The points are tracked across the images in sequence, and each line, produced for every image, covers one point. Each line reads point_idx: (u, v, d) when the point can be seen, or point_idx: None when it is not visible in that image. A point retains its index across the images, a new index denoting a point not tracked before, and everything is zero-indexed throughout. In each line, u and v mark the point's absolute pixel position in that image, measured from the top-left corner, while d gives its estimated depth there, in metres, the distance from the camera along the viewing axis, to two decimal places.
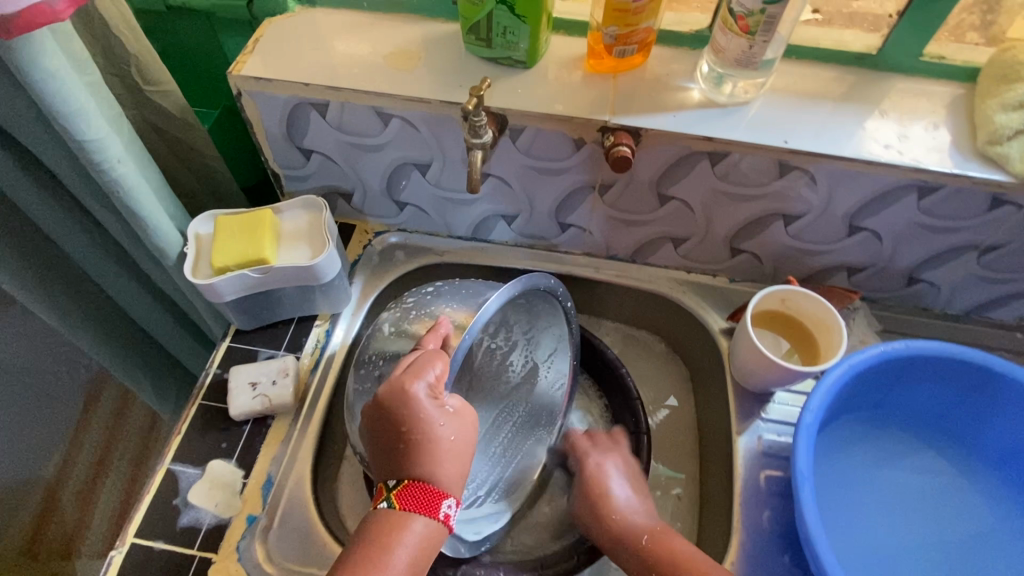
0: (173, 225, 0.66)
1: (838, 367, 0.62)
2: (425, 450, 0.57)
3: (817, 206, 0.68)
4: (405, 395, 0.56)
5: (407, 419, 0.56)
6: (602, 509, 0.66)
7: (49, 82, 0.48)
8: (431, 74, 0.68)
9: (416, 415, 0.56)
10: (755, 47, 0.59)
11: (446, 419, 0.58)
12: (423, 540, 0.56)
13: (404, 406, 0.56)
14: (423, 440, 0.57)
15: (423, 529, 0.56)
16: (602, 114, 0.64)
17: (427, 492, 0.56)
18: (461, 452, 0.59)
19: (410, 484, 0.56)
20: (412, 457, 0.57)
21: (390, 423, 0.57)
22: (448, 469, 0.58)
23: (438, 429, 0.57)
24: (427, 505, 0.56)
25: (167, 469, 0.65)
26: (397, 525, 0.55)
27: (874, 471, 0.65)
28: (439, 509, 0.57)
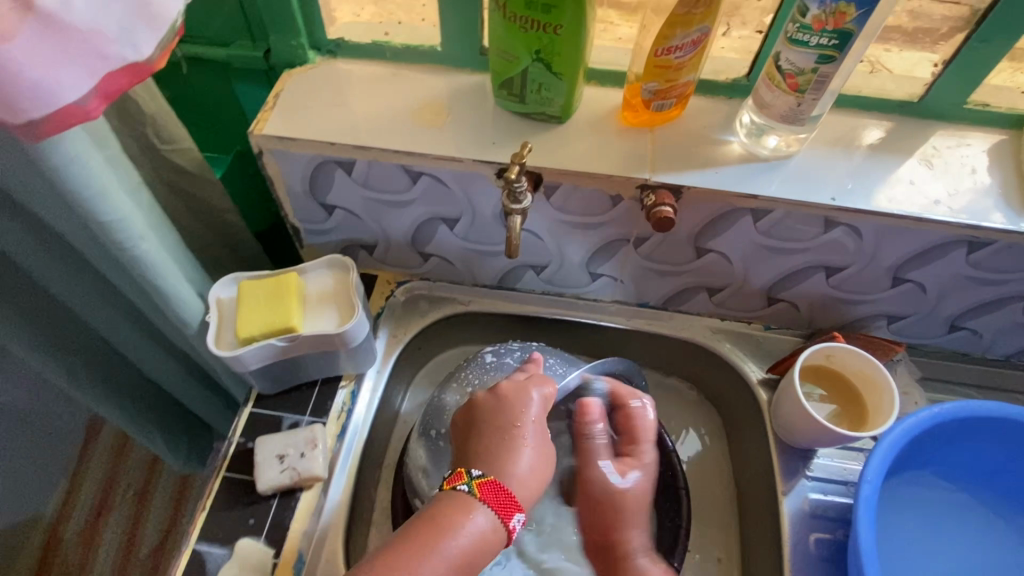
0: (192, 292, 0.63)
1: (892, 432, 0.60)
2: (514, 450, 0.60)
3: (861, 258, 0.66)
4: (524, 391, 0.64)
5: (517, 416, 0.62)
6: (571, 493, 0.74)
7: (72, 165, 0.45)
8: (461, 130, 0.65)
9: (524, 408, 0.62)
10: (803, 105, 0.58)
11: (540, 431, 0.62)
12: (478, 545, 0.53)
13: (518, 399, 0.63)
14: (516, 440, 0.60)
15: (487, 530, 0.54)
16: (643, 171, 0.62)
17: (508, 495, 0.56)
18: (539, 470, 0.60)
19: (494, 480, 0.57)
20: (499, 455, 0.59)
21: (498, 417, 0.62)
22: (526, 479, 0.59)
23: (530, 437, 0.61)
24: (502, 505, 0.55)
25: (192, 549, 0.62)
26: (466, 515, 0.54)
27: (923, 534, 0.63)
28: (510, 519, 0.56)
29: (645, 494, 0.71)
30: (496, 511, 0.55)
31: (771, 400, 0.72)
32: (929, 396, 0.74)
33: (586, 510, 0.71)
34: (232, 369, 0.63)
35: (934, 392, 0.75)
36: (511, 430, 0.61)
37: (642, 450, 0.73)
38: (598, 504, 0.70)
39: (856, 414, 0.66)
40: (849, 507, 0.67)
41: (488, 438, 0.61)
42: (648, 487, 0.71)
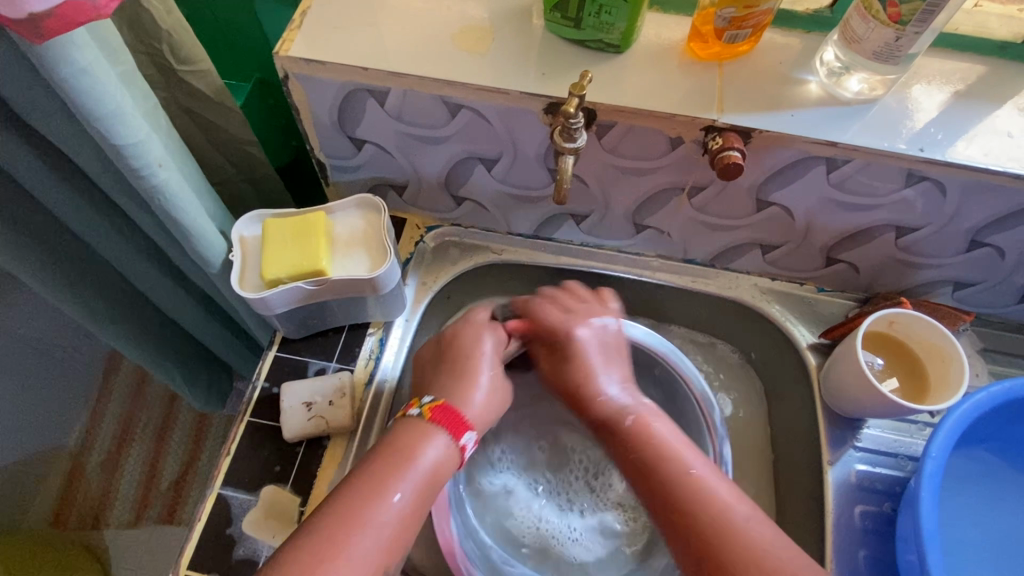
0: (215, 229, 0.59)
1: (960, 405, 0.56)
2: (467, 383, 0.59)
3: (939, 218, 0.61)
4: (479, 333, 0.63)
5: (466, 351, 0.61)
6: (642, 446, 0.57)
7: (81, 79, 0.40)
8: (507, 57, 0.59)
9: (476, 346, 0.62)
10: (903, 39, 0.51)
11: (496, 369, 0.61)
12: (439, 464, 0.53)
13: (468, 339, 0.62)
14: (469, 375, 0.59)
15: (442, 451, 0.54)
16: (709, 111, 0.56)
17: (458, 413, 0.56)
18: (494, 404, 0.60)
19: (444, 404, 0.56)
20: (456, 387, 0.58)
21: (448, 349, 0.62)
22: (479, 409, 0.58)
23: (485, 374, 0.60)
24: (451, 423, 0.55)
25: (217, 494, 0.60)
26: (426, 435, 0.54)
27: (980, 513, 0.60)
28: (461, 436, 0.55)
29: (598, 356, 0.64)
30: (448, 433, 0.54)
31: (823, 366, 0.68)
32: (992, 370, 0.70)
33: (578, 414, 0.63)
34: (257, 311, 0.60)
35: (999, 365, 0.70)
36: (466, 369, 0.59)
37: (570, 347, 0.64)
38: (576, 397, 0.63)
39: (916, 386, 0.62)
40: (897, 480, 0.64)
41: (437, 377, 0.60)
42: (591, 352, 0.64)
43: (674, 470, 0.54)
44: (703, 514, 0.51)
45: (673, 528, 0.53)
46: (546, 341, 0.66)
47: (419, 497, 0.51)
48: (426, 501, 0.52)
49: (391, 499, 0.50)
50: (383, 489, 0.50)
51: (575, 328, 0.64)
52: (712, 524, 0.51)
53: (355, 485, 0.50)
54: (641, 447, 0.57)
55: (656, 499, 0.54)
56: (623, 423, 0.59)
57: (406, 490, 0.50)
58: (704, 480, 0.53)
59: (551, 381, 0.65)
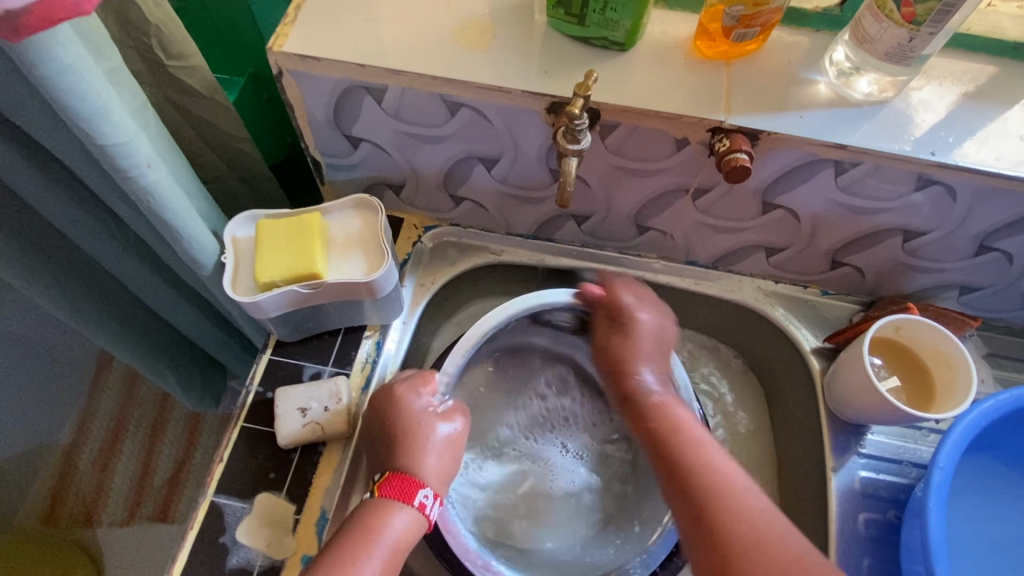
0: (207, 230, 0.57)
1: (966, 416, 0.56)
2: (411, 445, 0.57)
3: (948, 222, 0.59)
4: (402, 394, 0.59)
5: (399, 410, 0.58)
6: (676, 430, 0.56)
7: (64, 77, 0.38)
8: (508, 55, 0.57)
9: (408, 409, 0.58)
10: (916, 40, 0.49)
11: (445, 420, 0.59)
12: (403, 535, 0.53)
13: (401, 405, 0.59)
14: (412, 438, 0.57)
15: (400, 525, 0.53)
16: (716, 111, 0.54)
17: (405, 478, 0.55)
18: (449, 451, 0.58)
19: (389, 475, 0.55)
20: (405, 448, 0.57)
21: (380, 416, 0.59)
22: (435, 463, 0.57)
23: (434, 429, 0.58)
24: (403, 491, 0.54)
25: (210, 502, 0.59)
26: (383, 514, 0.54)
27: (983, 525, 0.59)
28: (415, 498, 0.55)
29: (651, 345, 0.62)
30: (400, 503, 0.54)
31: (827, 371, 0.68)
32: (997, 375, 0.69)
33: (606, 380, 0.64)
34: (250, 315, 0.58)
35: (1003, 370, 0.69)
36: (407, 433, 0.57)
37: (628, 327, 0.63)
38: (615, 370, 0.62)
39: (922, 393, 0.61)
40: (901, 488, 0.63)
41: (382, 439, 0.58)
42: (645, 338, 0.62)
43: (691, 449, 0.54)
44: (713, 482, 0.51)
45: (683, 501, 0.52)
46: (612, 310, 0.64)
47: (387, 571, 0.52)
48: (394, 573, 0.52)
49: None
50: (349, 571, 0.50)
51: (636, 309, 0.63)
52: (725, 501, 0.50)
53: (319, 573, 0.50)
54: (671, 422, 0.56)
55: (669, 469, 0.54)
56: (648, 399, 0.59)
57: (374, 565, 0.51)
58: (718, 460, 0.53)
59: (598, 353, 0.65)
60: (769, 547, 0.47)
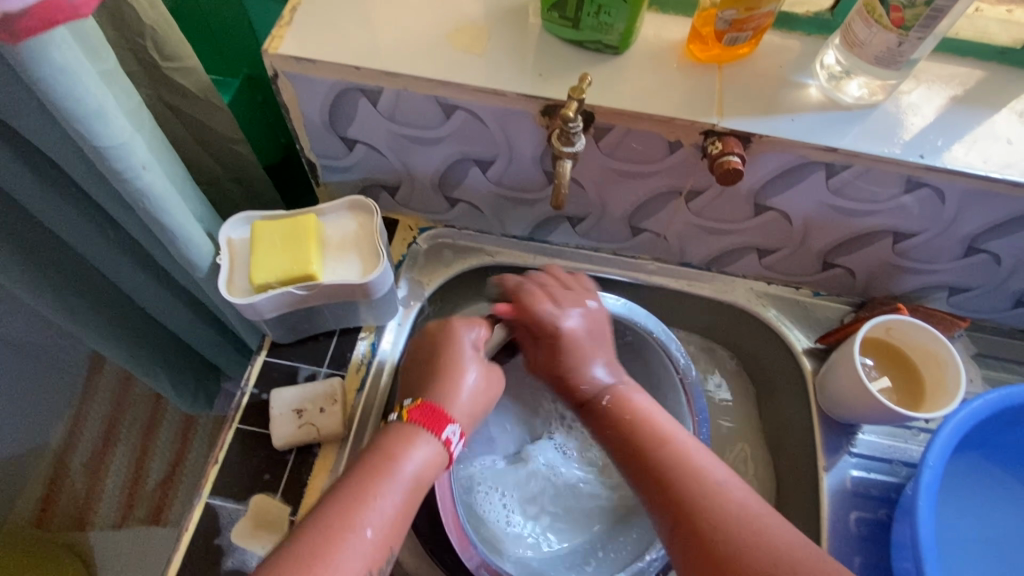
0: (202, 232, 0.57)
1: (959, 412, 0.56)
2: (448, 380, 0.57)
3: (938, 223, 0.60)
4: (453, 330, 0.61)
5: (446, 346, 0.59)
6: (639, 428, 0.56)
7: (60, 79, 0.38)
8: (503, 58, 0.57)
9: (455, 345, 0.60)
10: (905, 45, 0.50)
11: (478, 362, 0.60)
12: (424, 467, 0.52)
13: (448, 341, 0.60)
14: (451, 374, 0.58)
15: (425, 456, 0.52)
16: (709, 115, 0.55)
17: (437, 410, 0.55)
18: (479, 396, 0.59)
19: (422, 403, 0.55)
20: (440, 385, 0.57)
21: (426, 352, 0.60)
22: (465, 402, 0.57)
23: (469, 368, 0.59)
24: (434, 421, 0.54)
25: (205, 504, 0.59)
26: (410, 439, 0.53)
27: (972, 524, 0.60)
28: (443, 432, 0.54)
29: (589, 337, 0.62)
30: (428, 429, 0.54)
31: (819, 371, 0.68)
32: (986, 375, 0.70)
33: (559, 394, 0.63)
34: (245, 316, 0.58)
35: (992, 370, 0.70)
36: (449, 366, 0.58)
37: (557, 344, 0.61)
38: (562, 380, 0.62)
39: (912, 393, 0.62)
40: (892, 486, 0.64)
41: (421, 376, 0.59)
42: (581, 341, 0.62)
43: (666, 454, 0.53)
44: (692, 484, 0.51)
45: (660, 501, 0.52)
46: (528, 327, 0.63)
47: (407, 498, 0.50)
48: (411, 506, 0.51)
49: (381, 505, 0.48)
50: (371, 494, 0.48)
51: (562, 316, 0.62)
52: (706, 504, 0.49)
53: (340, 493, 0.48)
54: (634, 421, 0.56)
55: (646, 475, 0.53)
56: (601, 403, 0.59)
57: (395, 489, 0.49)
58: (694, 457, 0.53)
59: (535, 365, 0.65)
60: (756, 549, 0.46)
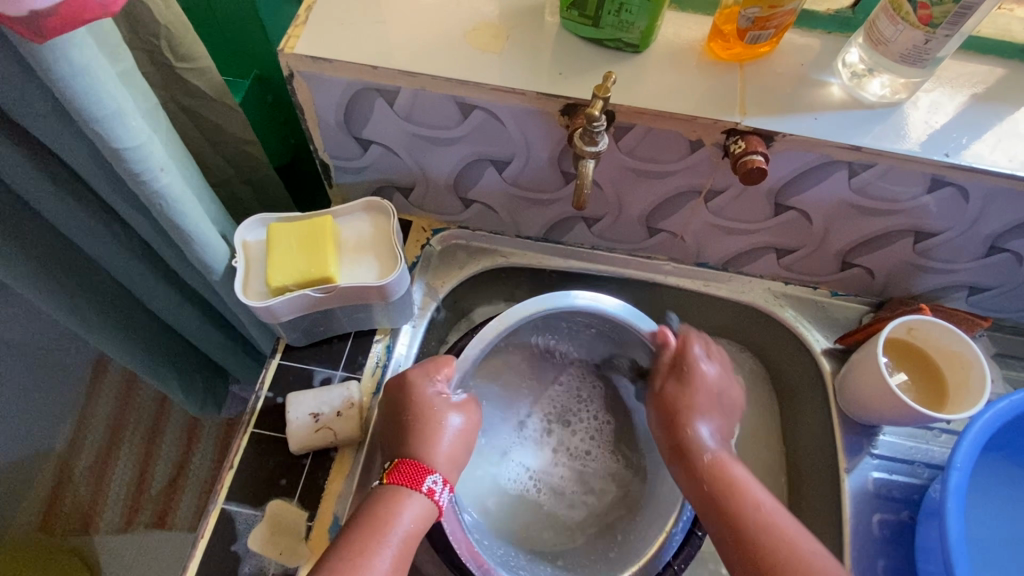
0: (217, 234, 0.56)
1: (980, 417, 0.55)
2: (419, 430, 0.57)
3: (960, 223, 0.60)
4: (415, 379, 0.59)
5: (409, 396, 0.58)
6: (732, 500, 0.55)
7: (80, 78, 0.38)
8: (521, 57, 0.57)
9: (419, 395, 0.58)
10: (932, 42, 0.49)
11: (453, 408, 0.59)
12: (411, 524, 0.53)
13: (412, 393, 0.59)
14: (421, 426, 0.57)
15: (411, 517, 0.53)
16: (731, 113, 0.54)
17: (412, 466, 0.55)
18: (459, 439, 0.59)
19: (397, 463, 0.56)
20: (414, 441, 0.57)
21: (393, 402, 0.59)
22: (441, 454, 0.57)
23: (443, 418, 0.58)
24: (410, 479, 0.54)
25: (220, 510, 0.58)
26: (391, 503, 0.53)
27: (998, 527, 0.59)
28: (423, 484, 0.55)
29: (716, 391, 0.63)
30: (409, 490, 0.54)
31: (838, 372, 0.68)
32: (1005, 375, 0.69)
33: (660, 433, 0.63)
34: (261, 319, 0.57)
35: (1012, 370, 0.70)
36: (415, 415, 0.57)
37: (687, 374, 0.63)
38: (671, 421, 0.62)
39: (935, 394, 0.61)
40: (914, 488, 0.64)
41: (395, 426, 0.58)
42: (707, 387, 0.63)
43: (754, 517, 0.54)
44: (782, 553, 0.51)
45: (738, 553, 0.53)
46: (679, 362, 0.64)
47: (398, 558, 0.52)
48: (404, 563, 0.52)
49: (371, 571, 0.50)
50: (360, 564, 0.50)
51: (701, 363, 0.64)
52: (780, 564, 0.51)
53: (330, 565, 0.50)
54: (724, 487, 0.56)
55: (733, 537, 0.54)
56: (704, 457, 0.59)
57: (384, 555, 0.51)
58: (773, 519, 0.54)
59: (653, 398, 0.65)
60: None
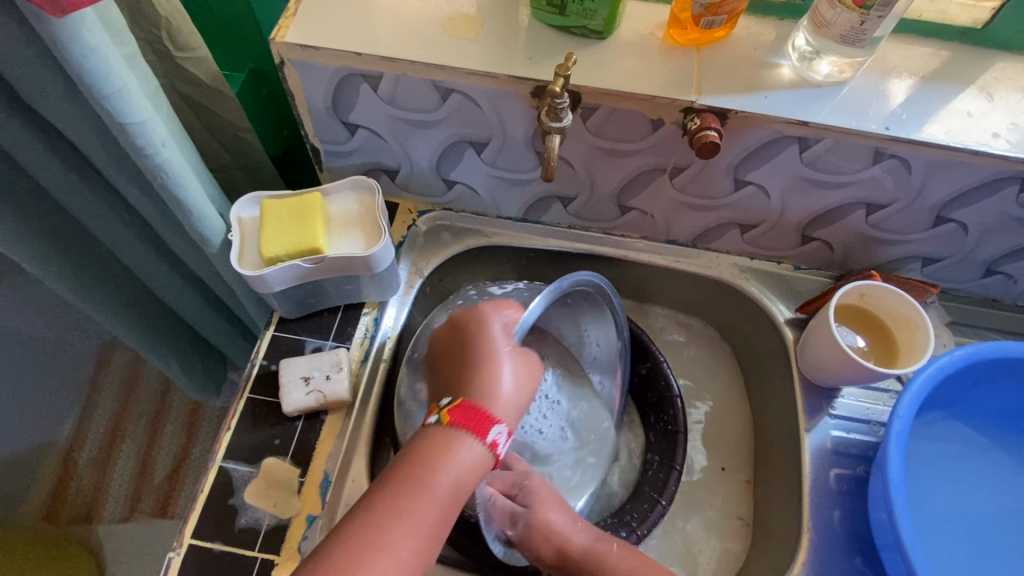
0: (214, 209, 0.61)
1: (925, 371, 0.60)
2: (483, 370, 0.58)
3: (907, 194, 0.64)
4: (484, 319, 0.62)
5: (477, 340, 0.60)
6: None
7: (90, 57, 0.42)
8: (495, 44, 0.61)
9: (486, 336, 0.60)
10: (868, 23, 0.54)
11: (512, 360, 0.60)
12: (464, 472, 0.52)
13: (479, 330, 0.61)
14: (487, 365, 0.58)
15: (471, 455, 0.53)
16: (687, 93, 0.59)
17: (478, 410, 0.55)
18: (522, 389, 0.60)
19: (461, 405, 0.55)
20: (478, 383, 0.57)
21: (459, 341, 0.62)
22: (503, 402, 0.57)
23: (504, 367, 0.59)
24: (475, 423, 0.54)
25: (219, 467, 0.62)
26: (447, 446, 0.53)
27: (942, 477, 0.63)
28: (487, 435, 0.54)
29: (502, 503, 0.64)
30: (474, 433, 0.54)
31: (799, 339, 0.72)
32: (958, 341, 0.73)
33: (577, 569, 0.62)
34: (255, 289, 0.62)
35: (964, 337, 0.74)
36: (482, 354, 0.59)
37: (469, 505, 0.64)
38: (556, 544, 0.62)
39: (886, 355, 0.65)
40: (870, 445, 0.68)
41: (458, 365, 0.61)
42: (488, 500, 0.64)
43: None
44: None
45: None
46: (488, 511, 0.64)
47: (455, 493, 0.52)
48: (460, 502, 0.52)
49: (432, 494, 0.50)
50: (420, 486, 0.50)
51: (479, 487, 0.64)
52: None
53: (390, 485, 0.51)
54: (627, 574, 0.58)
55: None
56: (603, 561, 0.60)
57: (444, 485, 0.51)
58: None
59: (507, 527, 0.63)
60: None
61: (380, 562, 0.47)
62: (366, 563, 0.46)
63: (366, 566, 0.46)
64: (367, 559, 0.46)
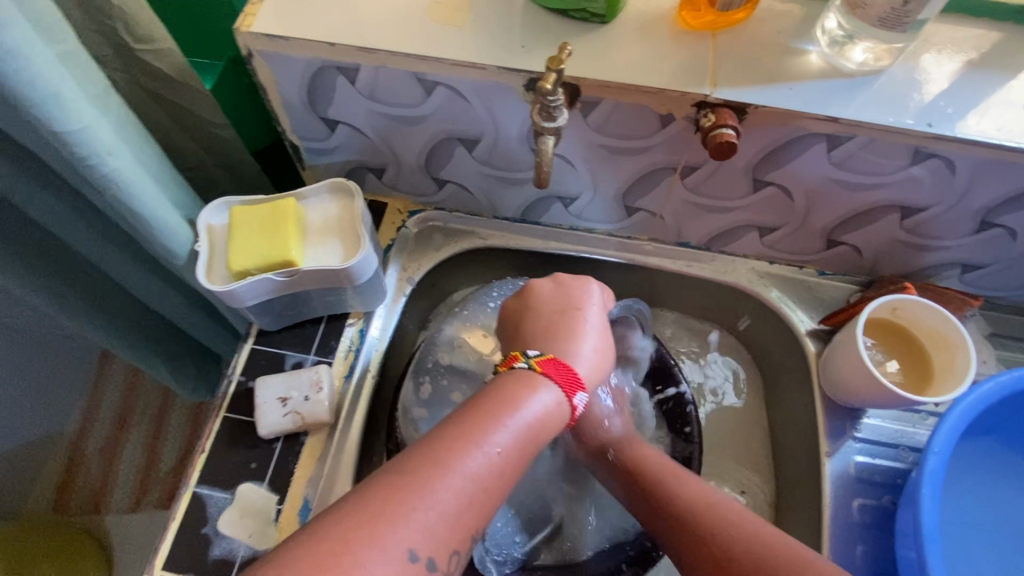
0: (178, 218, 0.56)
1: (965, 398, 0.53)
2: (572, 335, 0.53)
3: (949, 196, 0.57)
4: (586, 283, 0.58)
5: (575, 300, 0.56)
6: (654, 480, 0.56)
7: (9, 64, 0.37)
8: (486, 30, 0.55)
9: (584, 295, 0.56)
10: (911, 4, 0.46)
11: (600, 328, 0.55)
12: (543, 419, 0.46)
13: (574, 292, 0.57)
14: (577, 327, 0.54)
15: (553, 405, 0.48)
16: (701, 85, 0.52)
17: (569, 369, 0.50)
18: (605, 361, 0.55)
19: (552, 359, 0.51)
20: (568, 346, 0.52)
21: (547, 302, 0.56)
22: (591, 365, 0.53)
23: (592, 331, 0.54)
24: (566, 382, 0.49)
25: (192, 493, 0.58)
26: (532, 391, 0.47)
27: (977, 510, 0.57)
28: (573, 398, 0.50)
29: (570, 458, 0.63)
30: (562, 389, 0.49)
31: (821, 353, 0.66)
32: (999, 356, 0.67)
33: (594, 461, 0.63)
34: (227, 304, 0.57)
35: (1006, 351, 0.67)
36: (573, 314, 0.55)
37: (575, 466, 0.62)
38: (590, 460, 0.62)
39: (920, 376, 0.59)
40: (897, 472, 0.62)
41: (540, 322, 0.55)
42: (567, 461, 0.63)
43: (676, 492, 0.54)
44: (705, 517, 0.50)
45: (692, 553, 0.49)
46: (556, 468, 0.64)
47: (531, 438, 0.45)
48: (532, 450, 0.46)
49: (511, 425, 0.44)
50: (501, 417, 0.44)
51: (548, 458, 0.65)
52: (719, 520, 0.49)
53: (466, 413, 0.45)
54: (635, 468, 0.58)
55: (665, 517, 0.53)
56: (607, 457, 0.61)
57: (525, 423, 0.45)
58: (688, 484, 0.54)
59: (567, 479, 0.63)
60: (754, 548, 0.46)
61: (451, 483, 0.40)
62: (438, 484, 0.39)
63: (437, 488, 0.39)
64: (439, 477, 0.40)
